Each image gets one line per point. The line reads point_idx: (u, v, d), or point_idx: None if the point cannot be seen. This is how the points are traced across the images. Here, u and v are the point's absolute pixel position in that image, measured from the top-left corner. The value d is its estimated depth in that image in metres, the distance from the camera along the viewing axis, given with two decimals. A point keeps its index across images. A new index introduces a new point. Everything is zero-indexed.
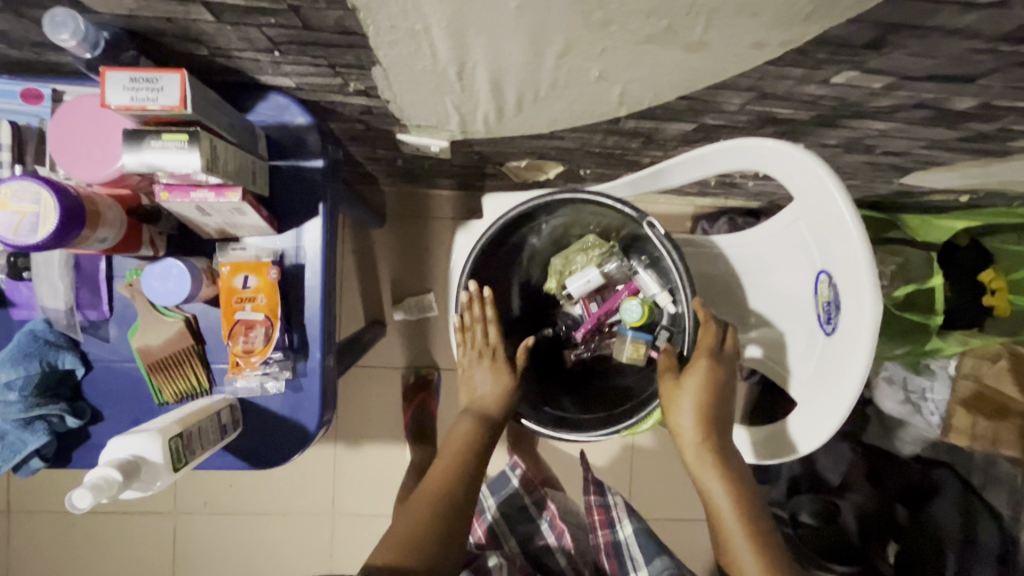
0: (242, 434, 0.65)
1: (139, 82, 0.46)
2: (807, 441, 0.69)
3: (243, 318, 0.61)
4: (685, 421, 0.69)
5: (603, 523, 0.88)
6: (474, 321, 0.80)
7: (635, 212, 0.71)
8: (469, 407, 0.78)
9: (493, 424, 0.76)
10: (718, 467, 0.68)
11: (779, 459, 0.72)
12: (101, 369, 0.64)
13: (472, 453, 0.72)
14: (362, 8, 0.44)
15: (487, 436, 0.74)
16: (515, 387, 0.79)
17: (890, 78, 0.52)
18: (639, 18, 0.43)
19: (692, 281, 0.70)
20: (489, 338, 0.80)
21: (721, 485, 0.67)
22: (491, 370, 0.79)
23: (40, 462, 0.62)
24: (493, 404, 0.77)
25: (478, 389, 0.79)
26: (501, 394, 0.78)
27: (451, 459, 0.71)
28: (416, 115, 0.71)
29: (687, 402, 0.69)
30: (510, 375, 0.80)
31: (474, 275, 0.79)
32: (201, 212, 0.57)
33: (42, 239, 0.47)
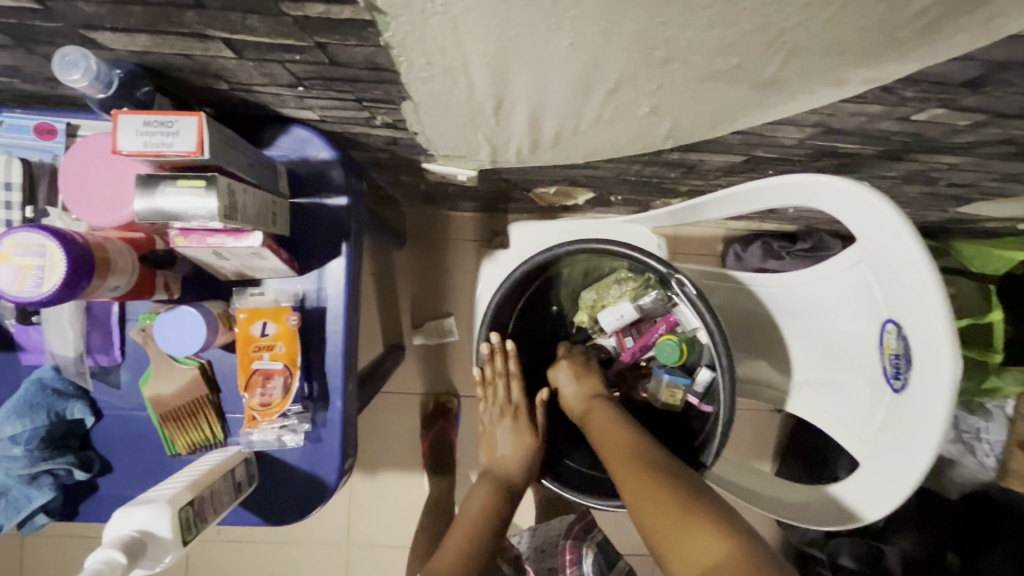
0: (257, 490, 0.61)
1: (155, 125, 0.43)
2: (874, 508, 0.62)
3: (261, 368, 0.57)
4: (569, 393, 0.73)
5: (571, 564, 0.80)
6: (496, 375, 0.75)
7: (664, 268, 0.67)
8: (489, 470, 0.73)
9: (514, 492, 0.72)
10: (606, 418, 0.68)
11: (838, 528, 0.65)
12: (111, 419, 0.60)
13: (492, 525, 0.68)
14: (395, 46, 0.40)
15: (507, 502, 0.71)
16: (538, 450, 0.74)
17: (982, 115, 0.47)
18: (707, 56, 0.38)
19: (726, 344, 0.65)
20: (512, 396, 0.75)
21: (607, 430, 0.65)
22: (513, 431, 0.74)
23: (46, 518, 0.58)
24: (516, 470, 0.72)
25: (499, 449, 0.74)
26: (525, 458, 0.73)
27: (467, 533, 0.66)
28: (445, 146, 0.67)
29: (561, 373, 0.75)
30: (532, 436, 0.74)
31: (494, 323, 0.74)
32: (218, 256, 0.53)
33: (49, 293, 0.44)
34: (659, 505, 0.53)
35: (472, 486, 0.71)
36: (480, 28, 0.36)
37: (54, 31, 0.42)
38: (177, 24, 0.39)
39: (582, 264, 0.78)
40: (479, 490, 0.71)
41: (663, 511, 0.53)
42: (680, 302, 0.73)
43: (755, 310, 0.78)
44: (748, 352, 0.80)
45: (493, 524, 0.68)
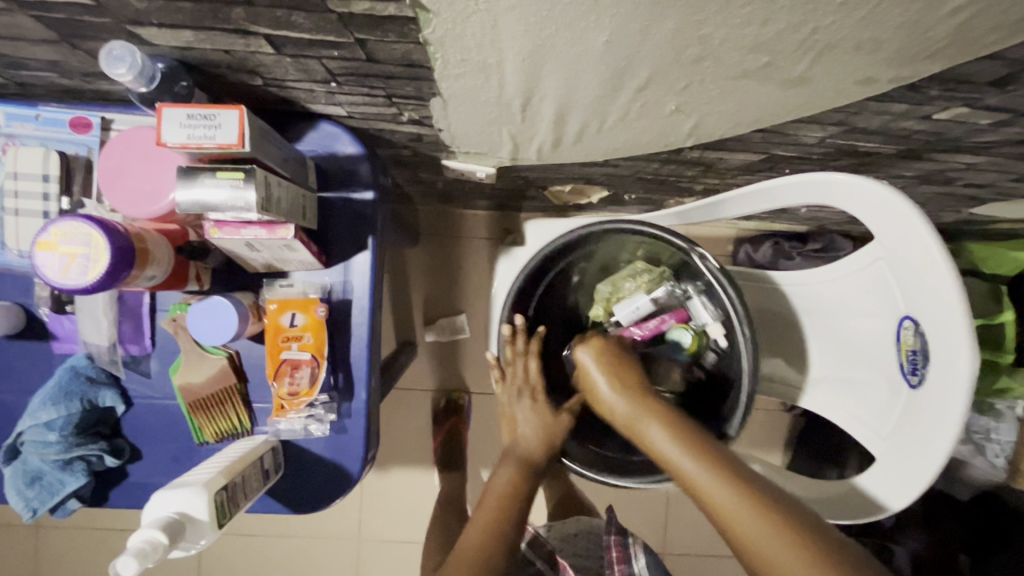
0: (283, 478, 0.62)
1: (197, 118, 0.44)
2: (898, 498, 0.62)
3: (289, 358, 0.58)
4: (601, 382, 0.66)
5: (619, 561, 0.78)
6: (516, 356, 0.77)
7: (686, 244, 0.67)
8: (512, 450, 0.71)
9: (539, 471, 0.70)
10: (661, 429, 0.58)
11: (862, 520, 0.66)
12: (142, 407, 0.61)
13: (518, 500, 0.65)
14: (434, 43, 0.41)
15: (532, 484, 0.68)
16: (561, 428, 0.74)
17: (1004, 114, 0.47)
18: (739, 54, 0.39)
19: (747, 314, 0.66)
20: (531, 369, 0.76)
21: (669, 447, 0.57)
22: (535, 409, 0.74)
23: (77, 503, 0.59)
24: (538, 447, 0.72)
25: (520, 427, 0.74)
26: (549, 436, 0.73)
27: (493, 513, 0.63)
28: (468, 143, 0.68)
29: (590, 362, 0.67)
30: (553, 415, 0.74)
31: (516, 308, 0.77)
32: (250, 248, 0.54)
33: (93, 281, 0.45)
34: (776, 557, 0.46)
35: (495, 465, 0.69)
36: (521, 24, 0.37)
37: (101, 26, 0.43)
38: (223, 20, 0.40)
39: (596, 258, 0.79)
40: (504, 467, 0.69)
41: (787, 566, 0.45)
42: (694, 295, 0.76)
43: (770, 307, 0.79)
44: (763, 349, 0.81)
45: (522, 502, 0.65)
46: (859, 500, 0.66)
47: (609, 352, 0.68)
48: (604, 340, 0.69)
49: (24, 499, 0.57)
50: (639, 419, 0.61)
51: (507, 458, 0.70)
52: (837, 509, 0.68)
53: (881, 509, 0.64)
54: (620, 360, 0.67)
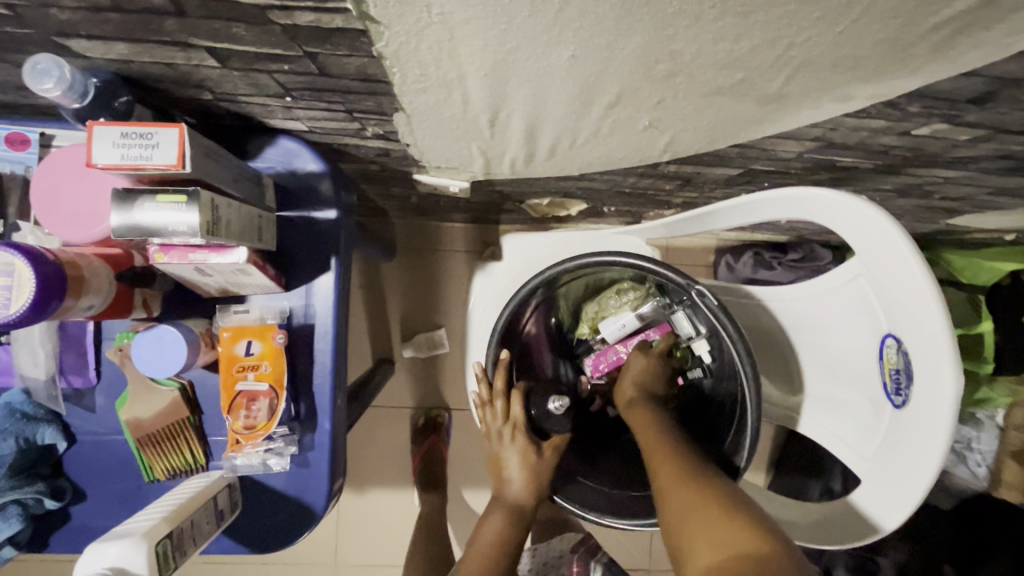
0: (241, 517, 0.58)
1: (132, 137, 0.40)
2: (890, 519, 0.59)
3: (245, 389, 0.55)
4: (630, 375, 0.71)
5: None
6: (493, 396, 0.73)
7: (681, 278, 0.65)
8: (500, 497, 0.68)
9: (528, 519, 0.68)
10: (645, 416, 0.65)
11: (855, 544, 0.63)
12: (86, 444, 0.57)
13: (505, 553, 0.64)
14: (389, 57, 0.38)
15: (522, 533, 0.67)
16: (546, 471, 0.70)
17: (984, 131, 0.46)
18: (712, 70, 0.37)
19: (750, 353, 0.62)
20: (513, 414, 0.71)
21: (646, 425, 0.63)
22: (521, 450, 0.70)
23: (13, 550, 0.54)
24: (527, 496, 0.68)
25: (506, 473, 0.69)
26: (535, 481, 0.69)
27: (483, 559, 0.63)
28: (437, 159, 0.66)
29: (637, 367, 0.71)
30: (537, 457, 0.70)
31: (502, 344, 0.74)
32: (200, 273, 0.51)
33: (17, 314, 0.41)
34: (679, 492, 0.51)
35: (484, 512, 0.67)
36: (478, 42, 0.35)
37: (24, 39, 0.39)
38: (157, 32, 0.37)
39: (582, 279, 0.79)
40: (491, 515, 0.67)
41: (690, 498, 0.51)
42: (679, 310, 0.73)
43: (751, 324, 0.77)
44: None
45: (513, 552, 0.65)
46: (855, 523, 0.63)
47: (654, 365, 0.71)
48: (650, 359, 0.71)
49: None
50: (634, 408, 0.67)
51: (496, 501, 0.68)
52: (836, 537, 0.65)
53: (875, 532, 0.61)
54: (653, 376, 0.71)
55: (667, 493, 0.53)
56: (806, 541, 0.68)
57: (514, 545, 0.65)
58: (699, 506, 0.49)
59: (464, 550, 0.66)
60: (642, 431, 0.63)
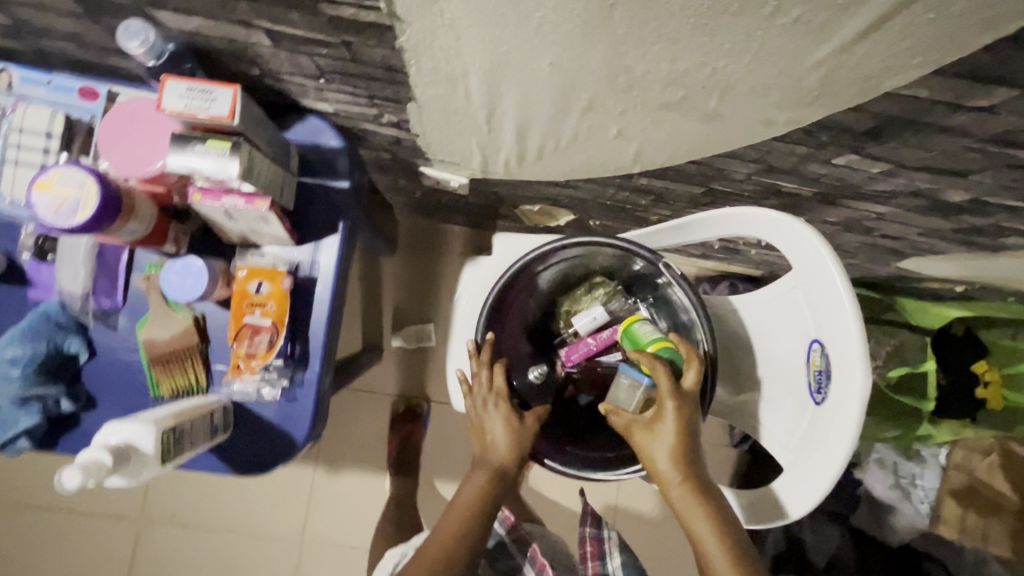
0: (230, 439, 0.65)
1: (195, 92, 0.50)
2: (796, 507, 0.69)
3: (251, 322, 0.63)
4: (666, 436, 0.66)
5: (593, 556, 0.83)
6: (480, 367, 0.80)
7: (651, 254, 0.76)
8: (483, 458, 0.75)
9: (509, 481, 0.75)
10: (697, 506, 0.64)
11: (776, 524, 0.71)
12: (104, 358, 0.65)
13: (483, 514, 0.72)
14: (409, 50, 0.48)
15: (501, 493, 0.74)
16: (526, 435, 0.77)
17: (888, 165, 0.56)
18: (660, 86, 0.47)
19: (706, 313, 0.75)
20: (497, 384, 0.79)
21: (700, 517, 0.63)
22: (505, 416, 0.78)
23: (26, 444, 0.61)
24: (509, 460, 0.75)
25: (490, 437, 0.77)
26: (517, 443, 0.76)
27: (461, 520, 0.71)
28: (443, 152, 0.76)
29: (668, 426, 0.66)
30: (519, 423, 0.77)
31: (489, 325, 0.83)
32: (228, 216, 0.60)
33: (79, 223, 0.50)
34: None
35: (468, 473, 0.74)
36: (480, 44, 0.45)
37: (124, 7, 0.50)
38: (230, 12, 0.47)
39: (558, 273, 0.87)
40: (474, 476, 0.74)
41: None
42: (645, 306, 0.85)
43: None
44: None
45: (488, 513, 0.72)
46: (771, 506, 0.72)
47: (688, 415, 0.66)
48: (686, 406, 0.66)
49: None
50: (685, 496, 0.64)
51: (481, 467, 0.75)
52: (753, 514, 0.74)
53: (797, 509, 0.68)
54: (687, 426, 0.66)
55: None
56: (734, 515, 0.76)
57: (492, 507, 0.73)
58: None
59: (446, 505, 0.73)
60: (696, 528, 0.63)
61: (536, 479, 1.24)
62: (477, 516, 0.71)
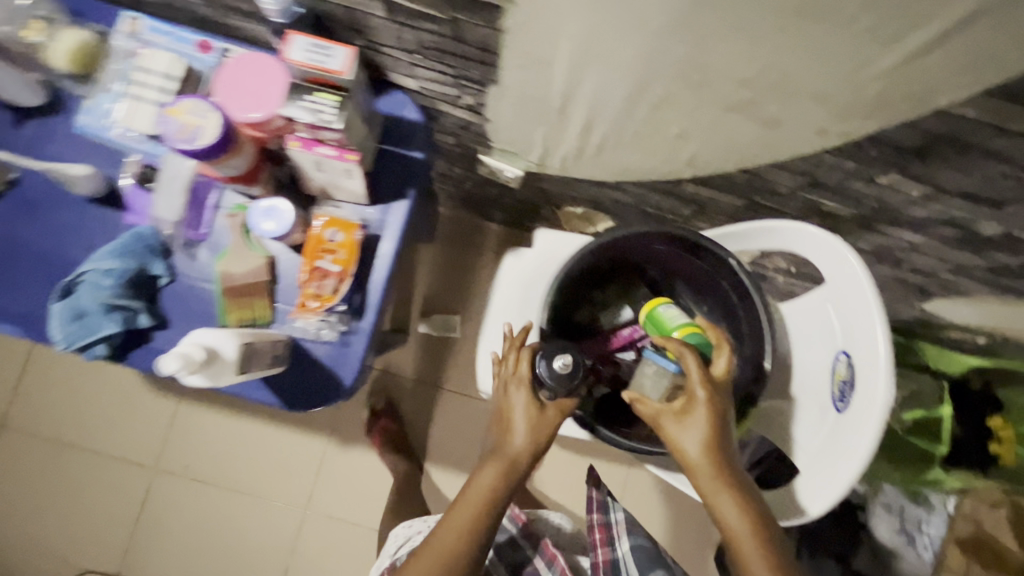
0: (284, 374, 0.70)
1: (318, 48, 0.57)
2: (816, 504, 0.72)
3: (321, 266, 0.69)
4: (697, 425, 0.68)
5: (602, 543, 0.86)
6: (510, 353, 0.80)
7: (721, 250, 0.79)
8: (499, 449, 0.74)
9: (523, 475, 0.73)
10: (729, 496, 0.65)
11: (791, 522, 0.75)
12: (181, 284, 0.70)
13: (492, 509, 0.71)
14: (510, 31, 0.55)
15: (513, 488, 0.72)
16: (546, 430, 0.75)
17: (928, 188, 0.60)
18: (730, 86, 0.52)
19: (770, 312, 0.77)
20: (522, 372, 0.77)
21: (731, 508, 0.65)
22: (524, 406, 0.75)
23: (103, 350, 0.66)
24: (524, 454, 0.73)
25: (509, 429, 0.75)
26: (534, 436, 0.74)
27: (469, 515, 0.70)
28: (507, 139, 0.83)
29: (698, 415, 0.68)
30: (540, 414, 0.75)
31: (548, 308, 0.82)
32: (317, 166, 0.66)
33: (198, 148, 0.58)
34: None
35: (479, 464, 0.73)
36: (575, 31, 0.51)
37: None
38: None
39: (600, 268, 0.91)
40: (487, 467, 0.72)
41: None
42: None
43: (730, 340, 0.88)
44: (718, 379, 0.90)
45: (499, 505, 0.72)
46: (789, 503, 0.75)
47: (720, 407, 0.68)
48: (717, 398, 0.69)
49: (64, 332, 0.65)
50: (716, 485, 0.66)
51: (495, 457, 0.73)
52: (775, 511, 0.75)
53: (814, 508, 0.72)
54: (719, 417, 0.68)
55: None
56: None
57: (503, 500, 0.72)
58: None
59: (455, 498, 0.72)
60: (727, 518, 0.65)
61: (544, 476, 1.26)
62: (487, 512, 0.70)
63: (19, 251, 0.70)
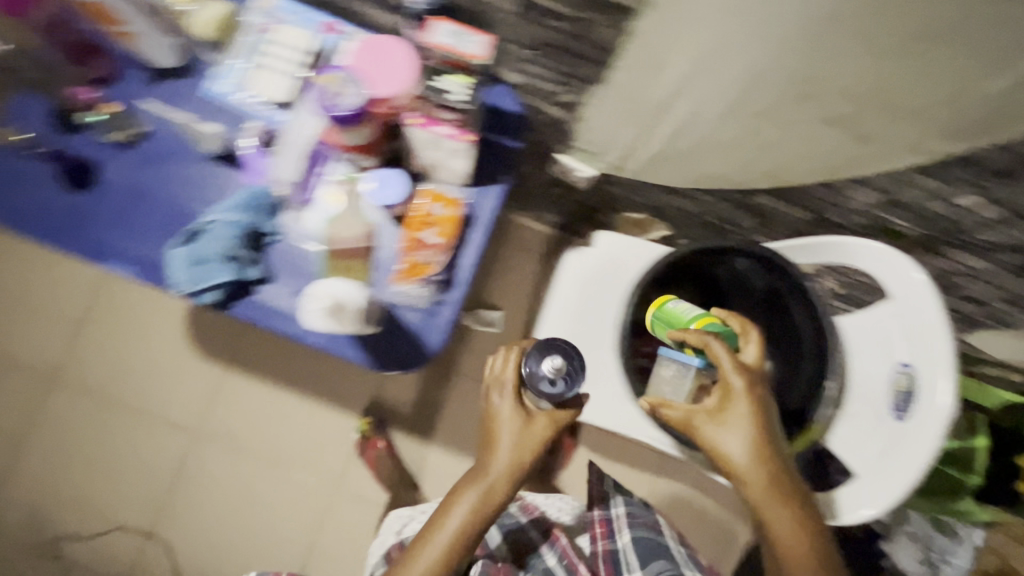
0: (374, 336, 0.75)
1: (458, 34, 0.64)
2: (866, 507, 0.75)
3: (423, 239, 0.73)
4: (739, 417, 0.70)
5: (603, 535, 0.90)
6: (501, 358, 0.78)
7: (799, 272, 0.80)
8: (480, 469, 0.74)
9: (505, 492, 0.74)
10: (772, 484, 0.68)
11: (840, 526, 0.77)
12: (288, 243, 0.75)
13: (471, 530, 0.73)
14: (636, 34, 0.60)
15: (494, 506, 0.74)
16: (529, 448, 0.74)
17: (1004, 212, 0.65)
18: (835, 100, 0.57)
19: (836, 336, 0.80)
20: (507, 382, 0.76)
21: (771, 496, 0.68)
22: (506, 424, 0.74)
23: (213, 296, 0.71)
24: (506, 476, 0.73)
25: (492, 446, 0.74)
26: (519, 455, 0.74)
27: (447, 535, 0.72)
28: (591, 138, 0.88)
29: (737, 407, 0.70)
30: (522, 431, 0.74)
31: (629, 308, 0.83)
32: (430, 145, 0.71)
33: (354, 117, 0.65)
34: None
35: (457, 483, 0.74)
36: (700, 39, 0.57)
37: None
38: None
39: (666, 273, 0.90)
40: (467, 487, 0.73)
41: None
42: None
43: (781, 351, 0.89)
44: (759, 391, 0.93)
45: (477, 525, 0.74)
46: (836, 507, 0.78)
47: (759, 401, 0.71)
48: (755, 391, 0.71)
49: (183, 275, 0.70)
50: (756, 477, 0.69)
51: (470, 483, 0.74)
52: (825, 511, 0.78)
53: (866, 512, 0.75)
54: (761, 409, 0.70)
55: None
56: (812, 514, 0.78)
57: (478, 523, 0.74)
58: None
59: (434, 514, 0.75)
60: (767, 505, 0.68)
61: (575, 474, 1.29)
62: (467, 534, 0.73)
63: (144, 201, 0.76)
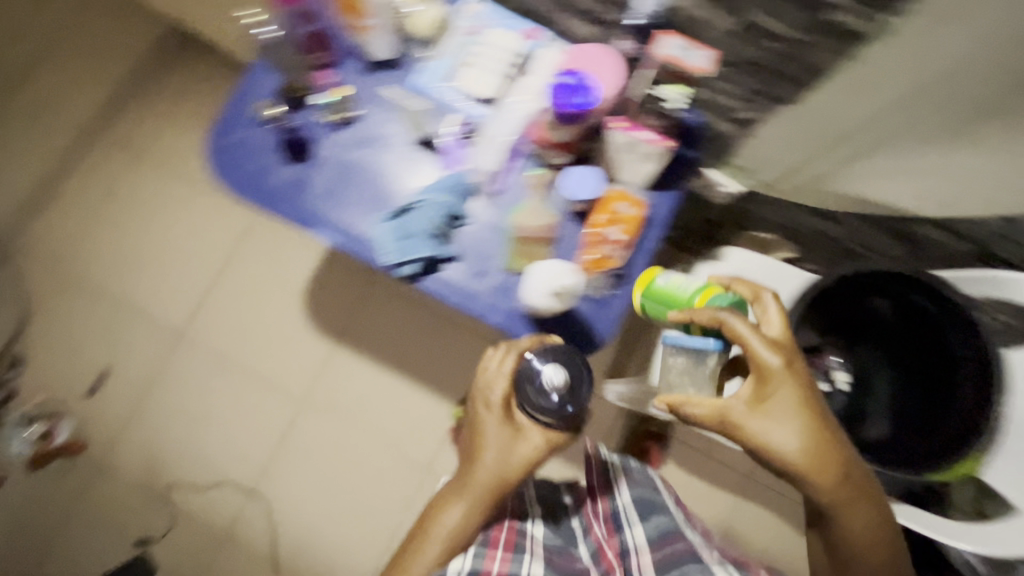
0: (550, 319, 0.81)
1: (685, 48, 0.70)
2: None
3: (610, 234, 0.78)
4: (782, 398, 0.66)
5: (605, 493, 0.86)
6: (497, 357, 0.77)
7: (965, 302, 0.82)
8: (467, 477, 0.73)
9: (492, 501, 0.73)
10: (825, 462, 0.66)
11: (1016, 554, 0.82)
12: (478, 227, 0.83)
13: (460, 543, 0.72)
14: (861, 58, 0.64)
15: (483, 516, 0.73)
16: (519, 454, 0.73)
17: None
18: None
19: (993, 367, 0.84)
20: (500, 389, 0.75)
21: (823, 477, 0.66)
22: (493, 430, 0.74)
23: (414, 269, 0.79)
24: (490, 483, 0.72)
25: (480, 453, 0.74)
26: (509, 460, 0.73)
27: (437, 547, 0.72)
28: (752, 155, 0.91)
29: (781, 388, 0.66)
30: (513, 437, 0.73)
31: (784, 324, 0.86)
32: (626, 149, 0.77)
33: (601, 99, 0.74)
34: (869, 544, 0.70)
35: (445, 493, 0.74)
36: None
37: None
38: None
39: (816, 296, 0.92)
40: (457, 498, 0.73)
41: (868, 538, 0.70)
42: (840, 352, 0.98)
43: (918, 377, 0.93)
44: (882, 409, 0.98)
45: (466, 537, 0.73)
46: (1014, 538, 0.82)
47: (797, 376, 0.67)
48: (790, 368, 0.66)
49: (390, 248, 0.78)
50: (805, 459, 0.66)
51: (457, 493, 0.73)
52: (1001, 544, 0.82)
53: None
54: (801, 387, 0.66)
55: (848, 530, 0.70)
56: (953, 539, 0.84)
57: (468, 533, 0.73)
58: (873, 541, 0.70)
59: (419, 529, 0.74)
60: (818, 482, 0.67)
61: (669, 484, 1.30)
62: (455, 547, 0.72)
63: (352, 178, 0.83)
